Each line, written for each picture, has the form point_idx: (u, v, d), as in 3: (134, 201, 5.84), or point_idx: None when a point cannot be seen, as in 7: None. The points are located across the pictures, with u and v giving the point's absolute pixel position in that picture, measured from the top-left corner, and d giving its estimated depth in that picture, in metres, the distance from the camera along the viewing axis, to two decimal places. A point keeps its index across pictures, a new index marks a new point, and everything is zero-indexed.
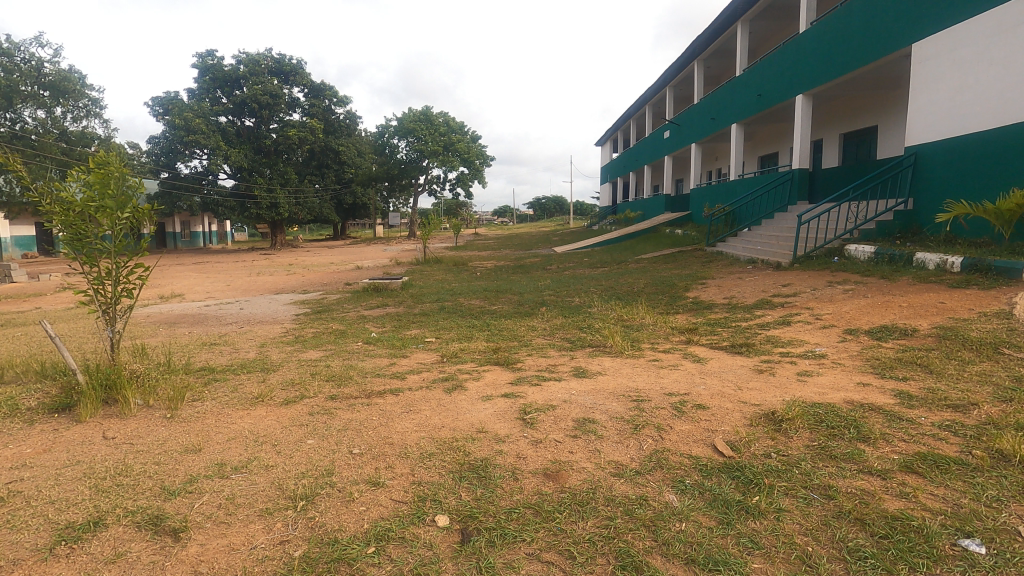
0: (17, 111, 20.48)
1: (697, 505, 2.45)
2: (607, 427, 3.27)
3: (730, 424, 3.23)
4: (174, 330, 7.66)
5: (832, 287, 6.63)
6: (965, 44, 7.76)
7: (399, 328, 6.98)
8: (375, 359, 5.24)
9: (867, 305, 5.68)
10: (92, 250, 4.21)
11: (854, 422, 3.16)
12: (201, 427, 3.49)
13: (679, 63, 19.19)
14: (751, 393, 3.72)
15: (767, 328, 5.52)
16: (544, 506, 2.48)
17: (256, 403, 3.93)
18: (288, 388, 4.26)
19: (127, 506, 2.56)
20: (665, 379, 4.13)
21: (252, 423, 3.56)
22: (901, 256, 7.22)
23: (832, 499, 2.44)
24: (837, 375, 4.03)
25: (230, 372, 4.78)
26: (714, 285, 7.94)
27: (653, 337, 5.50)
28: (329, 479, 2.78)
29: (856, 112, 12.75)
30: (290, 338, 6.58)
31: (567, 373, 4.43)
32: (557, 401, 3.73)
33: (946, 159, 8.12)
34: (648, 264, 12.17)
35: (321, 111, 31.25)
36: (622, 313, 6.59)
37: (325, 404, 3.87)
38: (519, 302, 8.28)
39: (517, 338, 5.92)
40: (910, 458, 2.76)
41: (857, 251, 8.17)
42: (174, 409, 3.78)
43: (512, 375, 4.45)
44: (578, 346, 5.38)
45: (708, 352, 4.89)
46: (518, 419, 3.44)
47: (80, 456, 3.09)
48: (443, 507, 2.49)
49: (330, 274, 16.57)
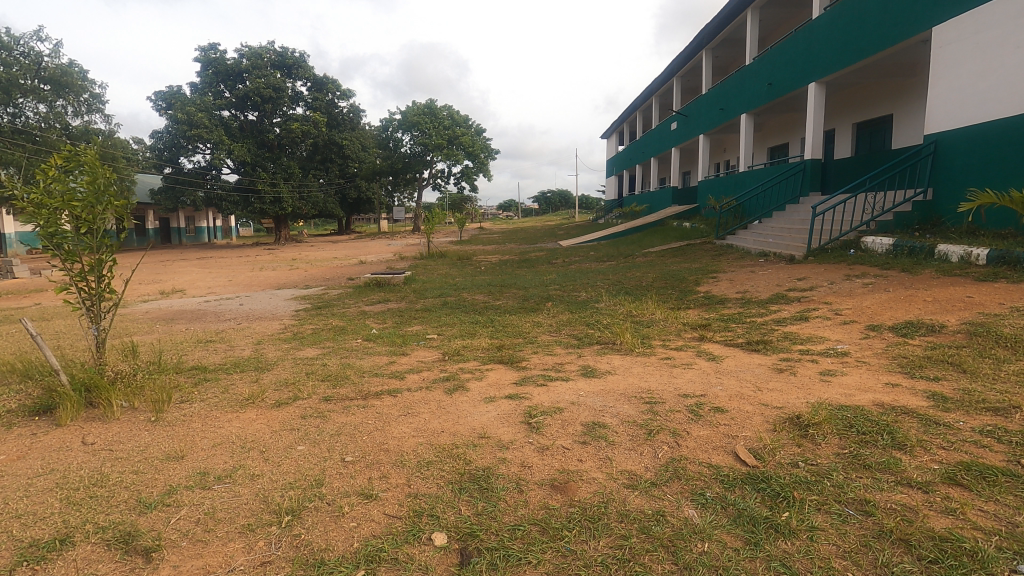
0: (18, 106, 20.32)
1: (721, 522, 2.22)
2: (618, 432, 3.04)
3: (753, 429, 2.99)
4: (172, 326, 7.51)
5: (851, 281, 6.35)
6: (987, 28, 7.44)
7: (401, 324, 6.78)
8: (374, 358, 5.03)
9: (890, 300, 5.41)
10: (73, 246, 3.98)
11: (887, 427, 2.91)
12: (185, 432, 3.28)
13: (686, 52, 18.80)
14: (773, 395, 3.46)
15: (784, 324, 5.26)
16: (551, 522, 2.26)
17: (246, 405, 3.72)
18: (281, 389, 4.05)
19: (99, 521, 2.35)
20: (679, 380, 3.87)
21: (240, 427, 3.35)
22: (922, 249, 6.92)
23: (870, 516, 2.21)
24: (863, 375, 3.77)
25: (223, 372, 4.58)
26: (727, 279, 7.66)
27: (665, 334, 5.25)
28: (319, 490, 2.56)
29: (870, 101, 12.40)
30: (287, 335, 6.38)
31: (575, 373, 4.19)
32: (565, 403, 3.51)
33: (967, 148, 7.79)
34: (657, 258, 11.86)
35: (324, 104, 31.02)
36: (630, 308, 6.34)
37: (319, 406, 3.66)
38: (524, 297, 8.08)
39: (522, 335, 5.70)
40: (953, 467, 2.52)
41: (874, 243, 7.87)
42: (158, 411, 3.59)
43: (516, 375, 4.22)
44: (585, 343, 5.15)
45: (723, 349, 4.65)
46: (522, 423, 3.21)
47: (56, 463, 2.90)
48: (440, 523, 2.27)
49: (333, 269, 16.38)
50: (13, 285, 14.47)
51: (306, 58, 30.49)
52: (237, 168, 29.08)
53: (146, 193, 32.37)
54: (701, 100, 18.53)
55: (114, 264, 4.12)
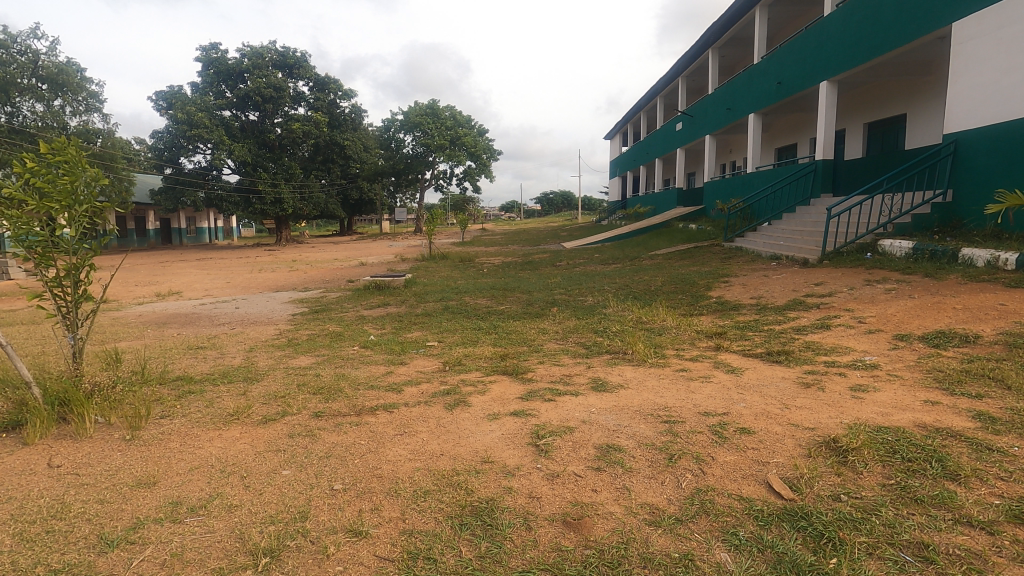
0: (16, 105, 20.10)
1: (759, 570, 1.93)
2: (636, 457, 2.75)
3: (786, 454, 2.70)
4: (162, 332, 7.20)
5: (871, 287, 6.04)
6: (1010, 23, 7.14)
7: (401, 330, 6.50)
8: (370, 368, 4.74)
9: (916, 307, 5.11)
10: (48, 248, 3.67)
11: (935, 454, 2.60)
12: (161, 453, 3.00)
13: (693, 52, 18.51)
14: (801, 414, 3.17)
15: (804, 333, 4.96)
16: (564, 568, 1.98)
17: (230, 422, 3.43)
18: (269, 404, 3.76)
19: (52, 563, 2.07)
20: (697, 395, 3.59)
21: (221, 448, 3.06)
22: (945, 252, 6.63)
23: (932, 564, 1.92)
24: (898, 392, 3.48)
25: (208, 384, 4.28)
26: (739, 284, 7.36)
27: (678, 343, 4.97)
28: (302, 526, 2.28)
29: (884, 100, 12.09)
30: (281, 342, 6.10)
31: (584, 387, 3.90)
32: (575, 421, 3.23)
33: (989, 148, 7.47)
34: (665, 261, 11.54)
35: (326, 104, 30.79)
36: (640, 315, 6.05)
37: (309, 423, 3.37)
38: (528, 301, 7.77)
39: (527, 343, 5.41)
40: (1018, 504, 2.21)
41: (893, 246, 7.57)
42: (134, 429, 3.30)
43: (522, 389, 3.92)
44: (594, 352, 4.86)
45: (742, 361, 4.37)
46: (529, 446, 2.93)
47: (14, 490, 2.62)
48: (438, 568, 1.99)
49: (332, 271, 16.06)
50: (7, 287, 14.21)
51: (308, 58, 30.30)
52: (238, 168, 28.79)
53: (146, 193, 32.15)
54: (707, 100, 18.22)
55: (98, 268, 3.87)
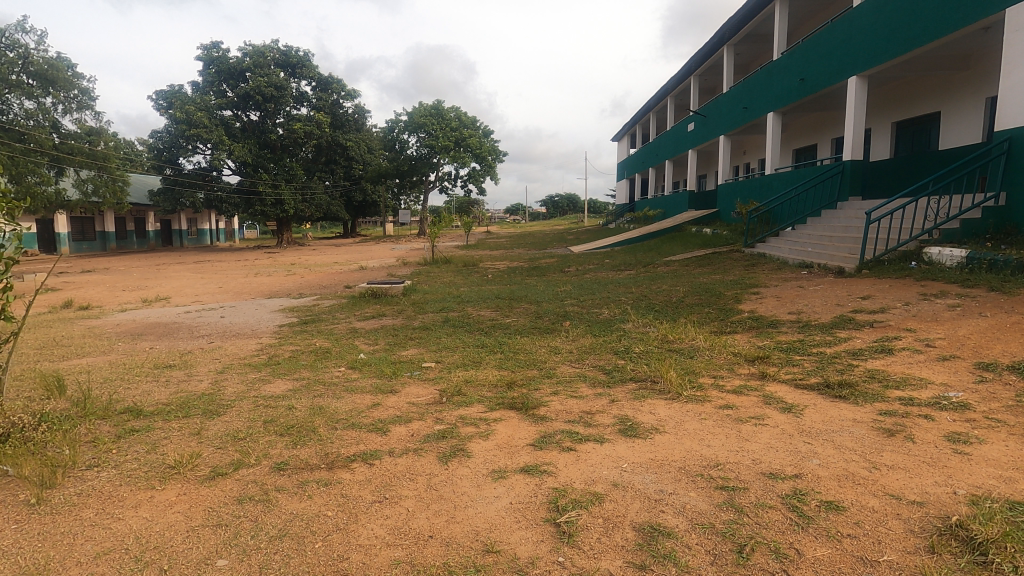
0: (5, 102, 19.41)
1: None
2: (694, 547, 2.02)
3: (899, 548, 1.96)
4: (134, 345, 6.52)
5: (930, 302, 5.30)
6: None
7: (395, 346, 5.83)
8: (354, 398, 4.01)
9: (994, 329, 4.36)
10: None
11: None
12: (67, 527, 2.30)
13: (706, 49, 17.75)
14: (898, 479, 2.44)
15: (863, 359, 4.22)
16: None
17: (168, 477, 2.73)
18: (222, 451, 3.04)
19: None
20: (754, 446, 2.87)
21: (148, 519, 2.36)
22: (1007, 263, 5.90)
23: None
24: (1013, 445, 2.73)
25: (158, 419, 3.57)
26: (772, 296, 6.64)
27: (715, 369, 4.26)
28: None
29: (916, 97, 11.35)
30: (260, 360, 5.41)
31: (610, 430, 3.17)
32: (604, 485, 2.51)
33: None
34: (681, 268, 10.81)
35: (329, 104, 30.12)
36: (665, 332, 5.33)
37: (267, 481, 2.67)
38: (537, 314, 7.07)
39: (537, 366, 4.69)
40: None
41: (942, 254, 6.83)
42: (43, 491, 2.58)
43: (533, 432, 3.21)
44: (617, 380, 4.14)
45: (795, 394, 3.66)
46: (546, 524, 2.21)
47: None
48: None
49: (330, 275, 15.30)
50: None
51: (311, 57, 29.71)
52: (239, 168, 28.23)
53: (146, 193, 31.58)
54: (722, 99, 17.44)
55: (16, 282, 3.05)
